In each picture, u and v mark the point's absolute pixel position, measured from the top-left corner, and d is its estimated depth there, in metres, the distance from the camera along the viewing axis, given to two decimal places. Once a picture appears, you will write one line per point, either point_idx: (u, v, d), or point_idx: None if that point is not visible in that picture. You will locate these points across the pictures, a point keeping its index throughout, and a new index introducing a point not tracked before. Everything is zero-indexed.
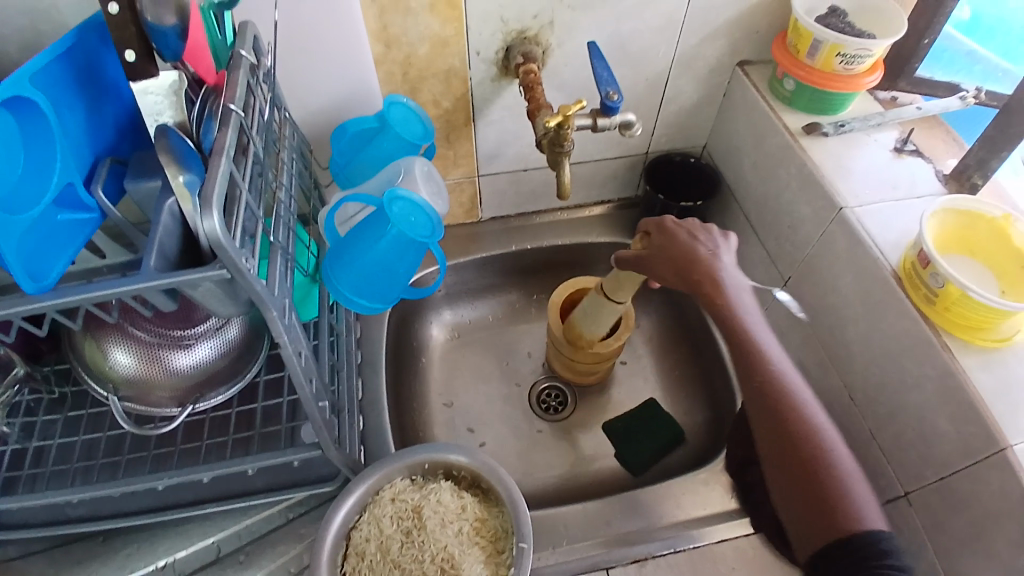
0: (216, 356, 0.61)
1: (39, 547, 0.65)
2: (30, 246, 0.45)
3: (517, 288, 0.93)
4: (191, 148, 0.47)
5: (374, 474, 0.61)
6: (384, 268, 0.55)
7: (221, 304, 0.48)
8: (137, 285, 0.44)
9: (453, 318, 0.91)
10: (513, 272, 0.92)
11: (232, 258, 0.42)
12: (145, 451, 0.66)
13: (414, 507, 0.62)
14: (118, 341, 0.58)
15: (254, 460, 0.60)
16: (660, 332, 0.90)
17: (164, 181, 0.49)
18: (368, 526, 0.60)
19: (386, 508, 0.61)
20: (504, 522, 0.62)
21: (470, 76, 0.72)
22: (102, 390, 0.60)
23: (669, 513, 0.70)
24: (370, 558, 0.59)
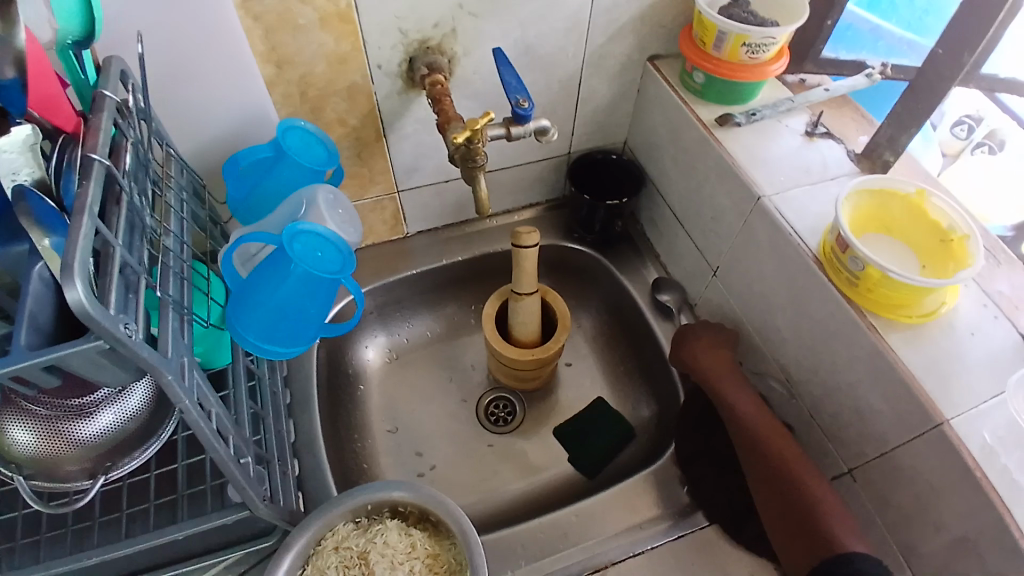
0: (123, 421, 0.56)
1: None
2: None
3: (453, 301, 0.91)
4: (53, 209, 0.43)
5: (311, 524, 0.56)
6: (294, 310, 0.52)
7: (109, 373, 0.44)
8: (6, 368, 0.39)
9: (389, 339, 0.87)
10: (447, 285, 0.89)
11: (108, 329, 0.38)
12: (63, 528, 0.60)
13: (360, 553, 0.58)
14: (14, 417, 0.52)
15: (180, 529, 0.56)
16: (600, 329, 0.89)
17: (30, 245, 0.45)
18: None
19: (330, 558, 0.57)
20: (458, 555, 0.58)
21: (374, 91, 0.68)
22: (3, 469, 0.54)
23: (627, 517, 0.69)
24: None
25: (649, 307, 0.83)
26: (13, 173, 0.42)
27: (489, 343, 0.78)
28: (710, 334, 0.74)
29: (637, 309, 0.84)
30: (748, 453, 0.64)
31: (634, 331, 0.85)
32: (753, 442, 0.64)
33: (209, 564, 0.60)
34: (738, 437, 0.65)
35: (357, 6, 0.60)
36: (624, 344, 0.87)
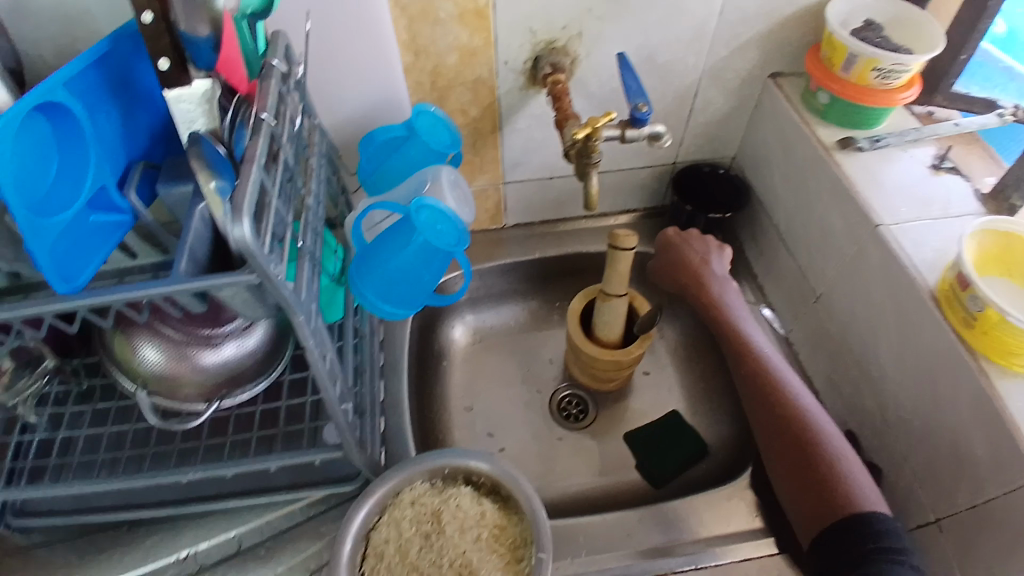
0: (243, 356, 0.61)
1: (61, 536, 0.66)
2: (56, 254, 0.45)
3: (539, 296, 0.93)
4: (223, 156, 0.47)
5: (390, 476, 0.59)
6: (409, 276, 0.55)
7: (248, 307, 0.49)
8: (164, 288, 0.44)
9: (476, 321, 0.91)
10: (536, 277, 0.92)
11: (262, 264, 0.42)
12: (170, 446, 0.65)
13: (433, 511, 0.59)
14: (148, 337, 0.58)
15: (279, 458, 0.60)
16: (685, 342, 0.89)
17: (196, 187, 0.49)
18: (388, 528, 0.58)
19: (405, 511, 0.59)
20: (524, 531, 0.58)
21: (497, 85, 0.72)
22: (130, 384, 0.60)
23: (691, 529, 0.68)
24: (390, 561, 0.57)
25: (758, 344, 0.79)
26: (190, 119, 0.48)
27: (572, 338, 0.79)
28: (703, 248, 0.79)
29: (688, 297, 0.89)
30: (744, 375, 0.70)
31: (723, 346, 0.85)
32: (748, 365, 0.70)
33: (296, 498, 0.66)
34: (742, 372, 0.70)
35: (493, 3, 0.64)
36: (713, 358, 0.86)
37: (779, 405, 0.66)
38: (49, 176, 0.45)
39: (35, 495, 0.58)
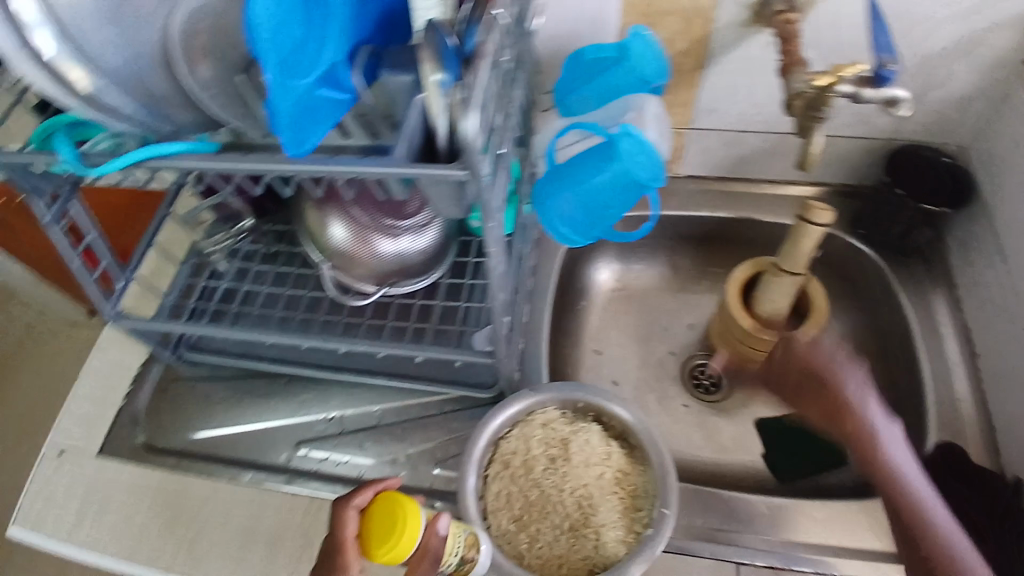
0: (417, 251, 0.65)
1: (225, 375, 0.74)
2: (287, 115, 0.45)
3: (693, 256, 0.87)
4: (453, 47, 0.44)
5: (528, 394, 0.61)
6: (596, 202, 0.53)
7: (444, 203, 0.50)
8: (383, 169, 0.45)
9: (626, 267, 0.87)
10: (695, 239, 0.86)
11: (475, 160, 0.42)
12: (337, 317, 0.70)
13: (563, 438, 0.60)
14: (337, 216, 0.63)
15: (428, 351, 0.63)
16: (847, 343, 0.81)
17: (413, 74, 0.49)
18: (517, 441, 0.60)
19: (536, 430, 0.60)
20: (647, 483, 0.58)
21: (716, 17, 0.65)
22: (316, 255, 0.66)
23: (812, 534, 0.64)
24: (513, 472, 0.59)
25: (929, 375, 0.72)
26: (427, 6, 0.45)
27: (727, 310, 0.74)
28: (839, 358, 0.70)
29: (881, 287, 0.79)
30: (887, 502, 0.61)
31: (895, 358, 0.77)
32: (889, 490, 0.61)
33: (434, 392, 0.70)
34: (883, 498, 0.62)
35: None
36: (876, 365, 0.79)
37: (926, 545, 0.57)
38: (294, 37, 0.45)
39: (218, 334, 0.65)
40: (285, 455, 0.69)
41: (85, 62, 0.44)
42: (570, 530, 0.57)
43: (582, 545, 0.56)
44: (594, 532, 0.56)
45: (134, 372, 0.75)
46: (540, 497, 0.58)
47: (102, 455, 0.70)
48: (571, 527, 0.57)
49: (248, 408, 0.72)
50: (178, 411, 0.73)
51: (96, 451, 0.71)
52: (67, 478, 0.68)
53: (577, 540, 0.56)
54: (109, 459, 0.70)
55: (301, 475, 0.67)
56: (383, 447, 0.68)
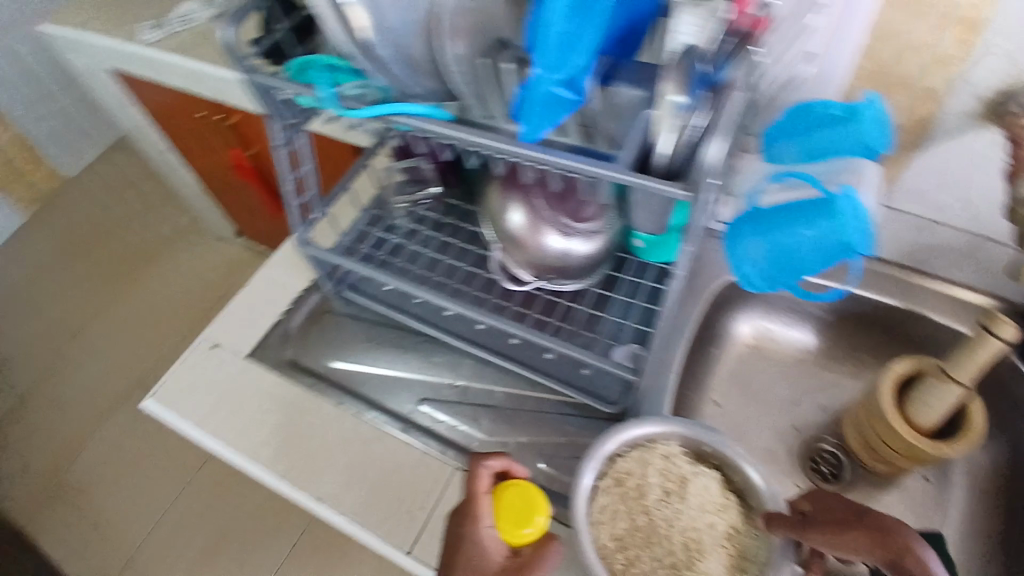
0: (583, 254, 0.67)
1: (372, 318, 0.81)
2: (537, 107, 0.49)
3: (841, 336, 0.82)
4: (701, 75, 0.46)
5: (656, 423, 0.61)
6: (791, 257, 0.53)
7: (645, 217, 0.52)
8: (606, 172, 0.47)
9: (768, 326, 0.85)
10: (850, 320, 0.81)
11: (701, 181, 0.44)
12: (487, 295, 0.74)
13: (681, 475, 0.60)
14: (520, 203, 0.66)
15: (567, 348, 0.64)
16: (994, 475, 0.74)
17: (647, 90, 0.50)
18: (634, 463, 0.60)
19: (656, 459, 0.60)
20: (759, 548, 0.56)
21: (946, 103, 0.63)
22: (490, 234, 0.70)
23: None
24: (625, 491, 0.59)
25: None
26: (688, 31, 0.46)
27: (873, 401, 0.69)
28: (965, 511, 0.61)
29: None
30: None
31: None
32: None
33: (557, 392, 0.72)
34: None
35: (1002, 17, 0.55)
36: None
37: None
38: (564, 29, 0.47)
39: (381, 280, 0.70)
40: (408, 406, 0.74)
41: (370, 18, 0.51)
42: (670, 567, 0.57)
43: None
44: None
45: (295, 293, 0.83)
46: (645, 524, 0.59)
47: (250, 357, 0.78)
48: (672, 564, 0.57)
49: (387, 355, 0.78)
50: (325, 339, 0.80)
51: (246, 352, 0.78)
52: (220, 369, 0.77)
53: None
54: (256, 363, 0.77)
55: (416, 428, 0.72)
56: (498, 428, 0.71)
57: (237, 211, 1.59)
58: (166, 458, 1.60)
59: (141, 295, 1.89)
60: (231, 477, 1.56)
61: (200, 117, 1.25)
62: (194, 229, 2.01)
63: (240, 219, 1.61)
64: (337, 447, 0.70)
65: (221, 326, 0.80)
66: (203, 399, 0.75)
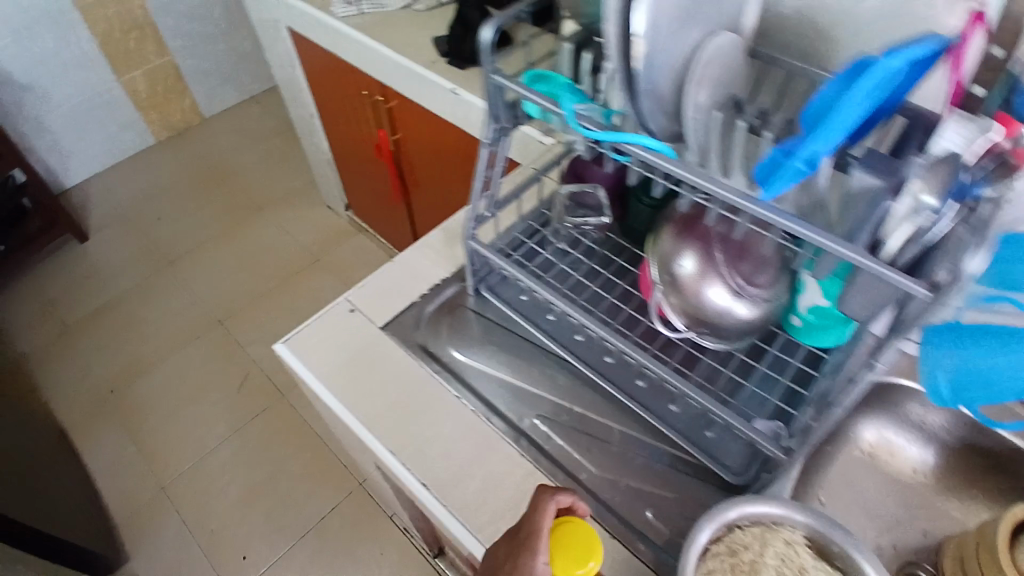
0: (743, 318, 0.66)
1: (503, 324, 0.84)
2: (795, 173, 0.46)
3: (973, 473, 0.78)
4: (961, 187, 0.46)
5: (786, 503, 0.56)
6: (980, 378, 0.52)
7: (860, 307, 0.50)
8: (844, 251, 0.47)
9: (890, 438, 0.82)
10: (987, 460, 0.77)
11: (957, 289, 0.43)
12: (629, 331, 0.76)
13: (802, 568, 0.54)
14: (696, 251, 0.67)
15: (709, 404, 0.65)
16: None
17: (890, 182, 0.50)
18: (752, 538, 0.55)
19: (777, 541, 0.55)
20: None
21: None
22: (656, 274, 0.70)
23: None
24: (736, 564, 0.54)
25: None
26: (954, 139, 0.47)
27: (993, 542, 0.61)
28: None
29: None
30: None
31: None
32: None
33: (675, 445, 0.72)
34: None
35: None
36: None
37: None
38: (861, 110, 0.44)
39: (538, 290, 0.72)
40: (522, 415, 0.76)
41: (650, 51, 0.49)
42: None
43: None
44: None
45: (435, 281, 0.86)
46: None
47: (383, 329, 0.82)
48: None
49: (513, 363, 0.80)
50: (454, 331, 0.83)
51: (381, 325, 0.83)
52: (356, 334, 0.82)
53: None
54: (388, 337, 0.81)
55: (527, 441, 0.73)
56: (610, 463, 0.72)
57: (358, 188, 1.67)
58: (233, 396, 1.67)
59: (251, 243, 2.06)
60: (284, 432, 1.59)
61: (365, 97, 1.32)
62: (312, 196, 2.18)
63: (358, 195, 1.70)
64: (450, 440, 0.73)
65: (361, 294, 0.86)
66: (333, 357, 0.80)
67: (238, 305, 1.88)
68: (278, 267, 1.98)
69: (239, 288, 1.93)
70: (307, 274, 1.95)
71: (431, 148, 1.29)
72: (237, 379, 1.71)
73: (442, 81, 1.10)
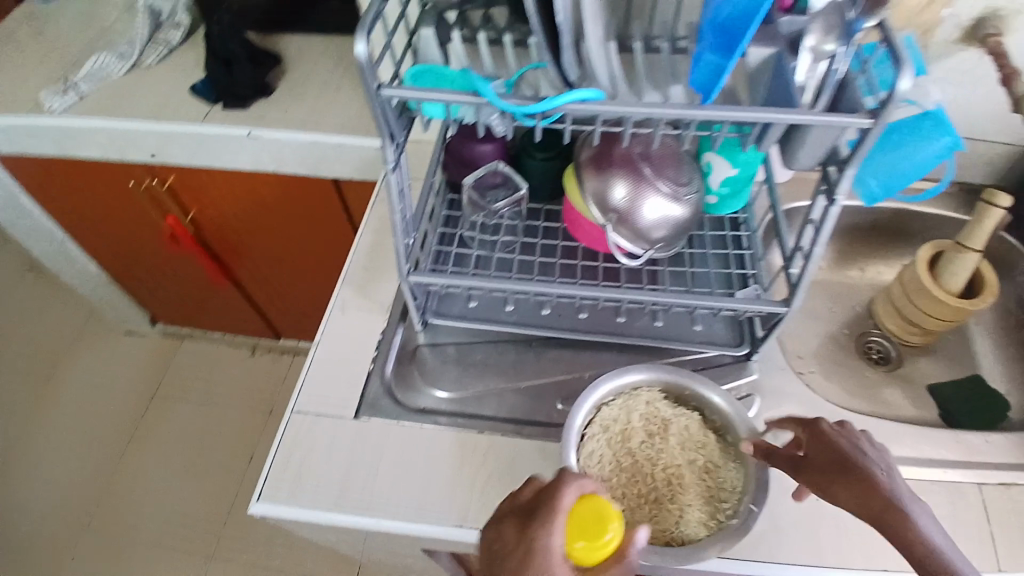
0: (686, 215, 0.71)
1: (465, 338, 0.79)
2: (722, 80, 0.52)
3: (853, 246, 0.99)
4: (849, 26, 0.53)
5: (638, 369, 0.64)
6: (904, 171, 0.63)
7: (809, 154, 0.56)
8: (796, 115, 0.51)
9: None
10: (859, 236, 0.98)
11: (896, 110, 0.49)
12: (592, 281, 0.76)
13: (663, 418, 0.63)
14: (624, 178, 0.69)
15: (701, 301, 0.69)
16: (992, 319, 0.94)
17: (785, 50, 0.55)
18: (618, 410, 0.63)
19: (639, 405, 0.63)
20: (736, 477, 0.59)
21: (933, 35, 0.80)
22: (596, 216, 0.71)
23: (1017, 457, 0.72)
24: (610, 436, 0.62)
25: None
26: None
27: (916, 283, 0.84)
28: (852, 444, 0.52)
29: None
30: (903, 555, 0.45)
31: None
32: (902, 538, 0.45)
33: (680, 354, 0.77)
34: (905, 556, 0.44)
35: None
36: None
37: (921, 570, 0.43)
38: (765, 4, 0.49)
39: (500, 284, 0.69)
40: (542, 407, 0.73)
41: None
42: (652, 500, 0.60)
43: (664, 517, 0.59)
44: (678, 509, 0.59)
45: (376, 335, 0.78)
46: (633, 466, 0.62)
47: (359, 418, 0.71)
48: (655, 498, 0.60)
49: (501, 366, 0.76)
50: (427, 374, 0.75)
51: (353, 413, 0.71)
52: (333, 436, 0.70)
53: (659, 510, 0.60)
54: (370, 419, 0.71)
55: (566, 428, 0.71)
56: None
57: (170, 286, 1.44)
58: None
59: (54, 415, 1.65)
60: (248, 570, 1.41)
61: (137, 185, 1.13)
62: (100, 328, 1.80)
63: (173, 292, 1.46)
64: (504, 471, 0.68)
65: (308, 395, 0.73)
66: (327, 475, 0.67)
67: (91, 487, 1.53)
68: (112, 423, 1.63)
69: (74, 475, 1.55)
70: (155, 410, 1.64)
71: (245, 210, 1.15)
72: (151, 559, 1.43)
73: (231, 130, 0.98)
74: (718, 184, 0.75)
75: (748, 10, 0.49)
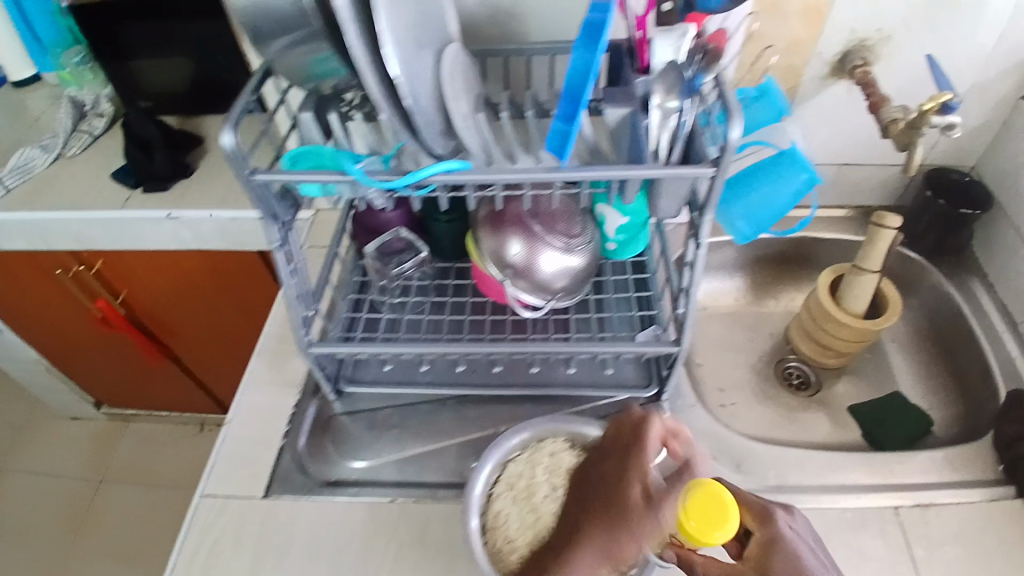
0: (581, 264, 0.73)
1: (380, 403, 0.79)
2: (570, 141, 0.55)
3: (765, 275, 1.04)
4: (689, 85, 0.58)
5: (539, 422, 0.66)
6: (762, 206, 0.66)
7: (670, 202, 0.59)
8: (644, 170, 0.54)
9: (714, 288, 1.03)
10: (766, 265, 1.03)
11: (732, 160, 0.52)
12: (500, 334, 0.78)
13: (567, 469, 0.63)
14: (517, 234, 0.71)
15: (599, 348, 0.70)
16: (904, 335, 0.98)
17: (638, 108, 0.59)
18: (523, 464, 0.64)
19: (543, 458, 0.64)
20: None
21: (803, 74, 0.86)
22: (494, 272, 0.73)
23: (927, 475, 0.74)
24: (516, 493, 0.62)
25: (984, 337, 0.87)
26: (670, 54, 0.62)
27: (820, 308, 0.87)
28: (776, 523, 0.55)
29: (931, 281, 0.95)
30: None
31: (951, 339, 0.92)
32: None
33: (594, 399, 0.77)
34: None
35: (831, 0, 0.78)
36: (934, 347, 0.94)
37: None
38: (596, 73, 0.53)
39: (400, 349, 0.70)
40: (456, 466, 0.73)
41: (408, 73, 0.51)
42: None
43: None
44: None
45: (289, 409, 0.78)
46: (539, 524, 0.60)
47: (269, 496, 0.71)
48: None
49: (416, 427, 0.76)
50: (341, 444, 0.75)
51: (263, 492, 0.71)
52: (242, 518, 0.69)
53: None
54: (280, 496, 0.70)
55: None
56: None
57: (110, 367, 1.41)
58: None
59: None
60: None
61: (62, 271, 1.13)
62: (46, 415, 1.75)
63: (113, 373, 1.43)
64: (416, 537, 0.67)
65: (218, 477, 0.72)
66: (234, 560, 0.66)
67: None
68: (55, 514, 1.57)
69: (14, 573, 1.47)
70: (101, 497, 1.59)
71: (175, 288, 1.15)
72: None
73: (149, 213, 0.99)
74: (613, 231, 0.78)
75: (583, 77, 0.53)
